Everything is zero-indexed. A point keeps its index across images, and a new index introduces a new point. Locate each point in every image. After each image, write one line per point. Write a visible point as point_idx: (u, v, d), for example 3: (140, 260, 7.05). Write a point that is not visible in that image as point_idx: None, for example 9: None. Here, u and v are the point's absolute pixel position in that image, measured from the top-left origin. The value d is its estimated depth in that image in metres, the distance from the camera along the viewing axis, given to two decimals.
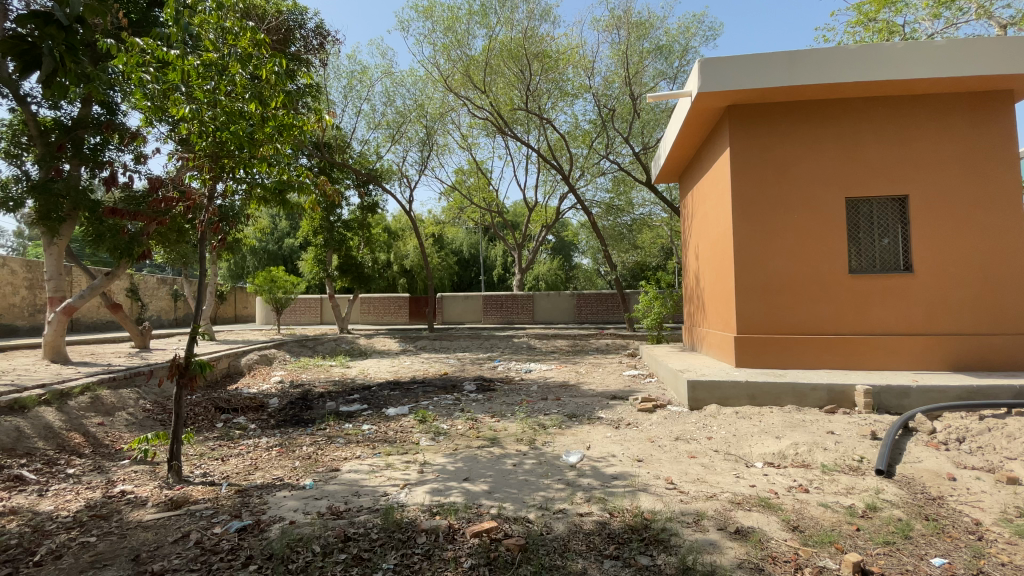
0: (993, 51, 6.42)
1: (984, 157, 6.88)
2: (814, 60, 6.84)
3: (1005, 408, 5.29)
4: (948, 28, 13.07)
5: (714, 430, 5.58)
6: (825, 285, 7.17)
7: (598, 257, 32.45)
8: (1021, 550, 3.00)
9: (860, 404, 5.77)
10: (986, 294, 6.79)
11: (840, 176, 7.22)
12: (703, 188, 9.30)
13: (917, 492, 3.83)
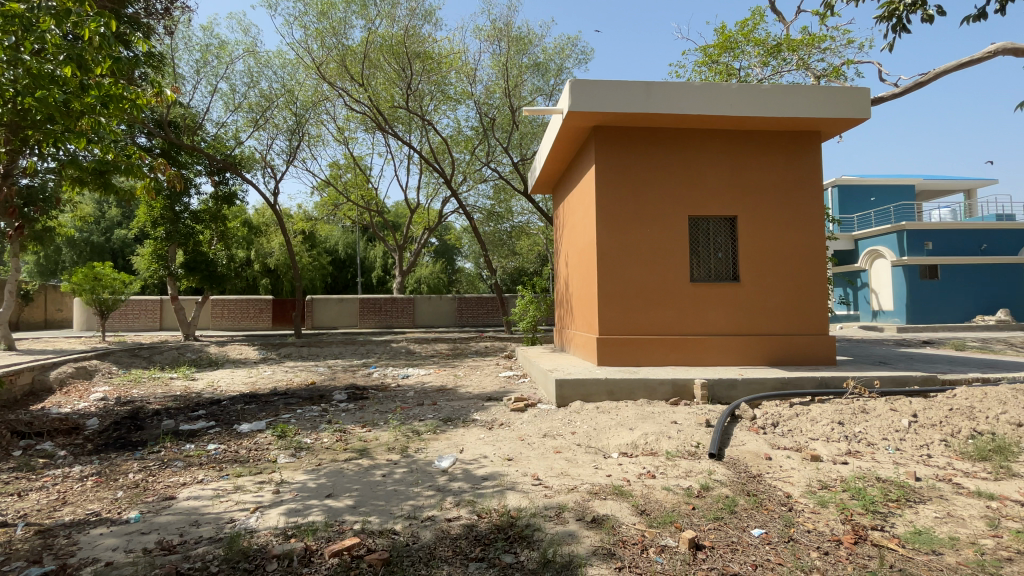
0: (799, 99, 7.82)
1: (792, 187, 8.34)
2: (666, 92, 7.71)
3: (810, 398, 6.47)
4: (774, 75, 15.66)
5: (577, 425, 5.96)
6: (673, 292, 8.11)
7: (480, 261, 32.94)
8: (820, 517, 3.55)
9: (699, 395, 6.60)
10: (792, 300, 8.22)
11: (686, 196, 8.23)
12: (573, 200, 9.95)
13: (741, 471, 4.47)
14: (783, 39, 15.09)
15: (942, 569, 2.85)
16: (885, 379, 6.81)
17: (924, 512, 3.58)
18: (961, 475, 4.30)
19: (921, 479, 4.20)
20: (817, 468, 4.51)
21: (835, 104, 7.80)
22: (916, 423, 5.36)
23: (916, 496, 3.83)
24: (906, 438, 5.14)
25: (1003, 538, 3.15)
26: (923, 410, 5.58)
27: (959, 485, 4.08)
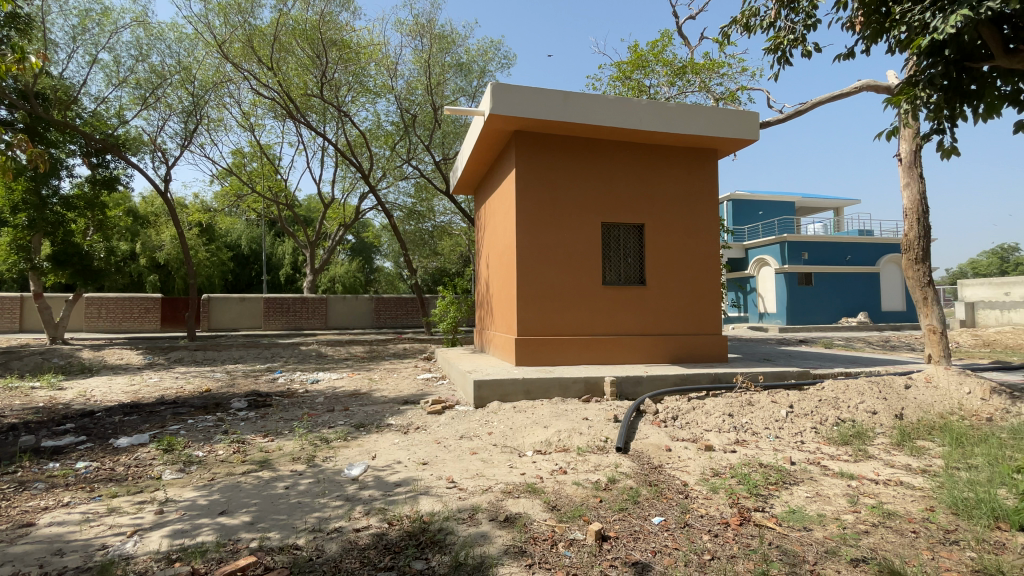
0: (700, 118, 8.51)
1: (693, 198, 9.04)
2: (582, 102, 8.02)
3: (706, 393, 7.06)
4: (679, 94, 16.91)
5: (494, 425, 6.01)
6: (586, 294, 8.46)
7: (399, 260, 32.12)
8: (711, 502, 3.89)
9: (608, 392, 6.94)
10: (691, 303, 8.91)
11: (599, 203, 8.62)
12: (493, 203, 10.05)
13: (644, 463, 4.76)
14: (688, 62, 16.34)
15: (810, 541, 3.22)
16: (768, 374, 7.60)
17: (798, 492, 4.03)
18: (827, 458, 4.90)
19: (795, 463, 4.73)
20: (710, 457, 4.92)
21: (730, 126, 8.58)
22: (792, 413, 6.04)
23: (791, 479, 4.31)
24: (784, 427, 5.76)
25: (857, 510, 3.63)
26: (798, 401, 6.29)
27: (825, 467, 4.65)
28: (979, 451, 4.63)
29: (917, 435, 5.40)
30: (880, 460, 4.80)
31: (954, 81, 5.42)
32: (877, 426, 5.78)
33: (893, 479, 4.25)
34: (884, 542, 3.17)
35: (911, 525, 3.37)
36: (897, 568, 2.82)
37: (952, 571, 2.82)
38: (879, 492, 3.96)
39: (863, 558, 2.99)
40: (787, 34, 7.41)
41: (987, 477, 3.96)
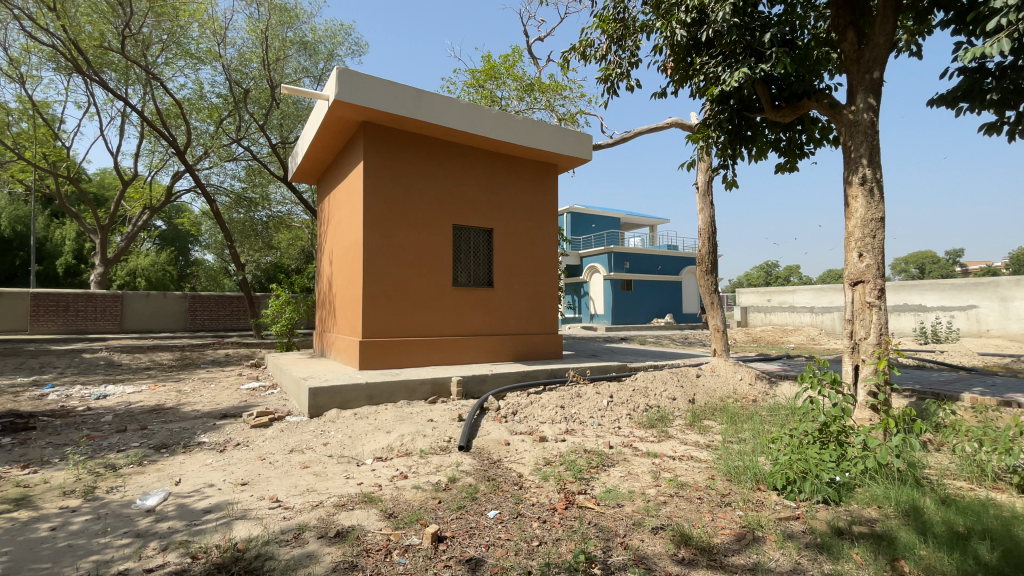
0: (544, 133, 9.15)
1: (537, 207, 9.66)
2: (435, 102, 8.00)
3: (543, 387, 7.60)
4: (527, 109, 17.98)
5: (331, 435, 5.61)
6: (435, 295, 8.44)
7: (223, 253, 28.12)
8: (541, 490, 4.18)
9: (454, 392, 7.01)
10: (534, 304, 9.51)
11: (451, 204, 8.68)
12: (338, 196, 9.41)
13: (484, 459, 4.92)
14: (535, 80, 17.50)
15: (622, 516, 3.66)
16: (594, 368, 8.49)
17: (614, 473, 4.57)
18: (638, 440, 5.65)
19: (613, 447, 5.35)
20: (544, 447, 5.29)
21: (569, 143, 9.38)
22: (612, 403, 6.83)
23: (609, 461, 4.86)
24: (606, 415, 6.49)
25: (659, 484, 4.24)
26: (617, 391, 7.15)
27: (636, 448, 5.34)
28: (744, 426, 5.79)
29: (704, 416, 6.55)
30: (677, 439, 5.69)
31: (736, 126, 6.72)
32: (676, 410, 6.86)
33: (686, 454, 5.07)
34: (677, 509, 3.76)
35: (698, 492, 4.04)
36: (686, 530, 3.35)
37: (725, 527, 3.43)
38: (675, 467, 4.69)
39: (661, 525, 3.49)
40: (615, 68, 8.37)
41: (750, 447, 4.97)
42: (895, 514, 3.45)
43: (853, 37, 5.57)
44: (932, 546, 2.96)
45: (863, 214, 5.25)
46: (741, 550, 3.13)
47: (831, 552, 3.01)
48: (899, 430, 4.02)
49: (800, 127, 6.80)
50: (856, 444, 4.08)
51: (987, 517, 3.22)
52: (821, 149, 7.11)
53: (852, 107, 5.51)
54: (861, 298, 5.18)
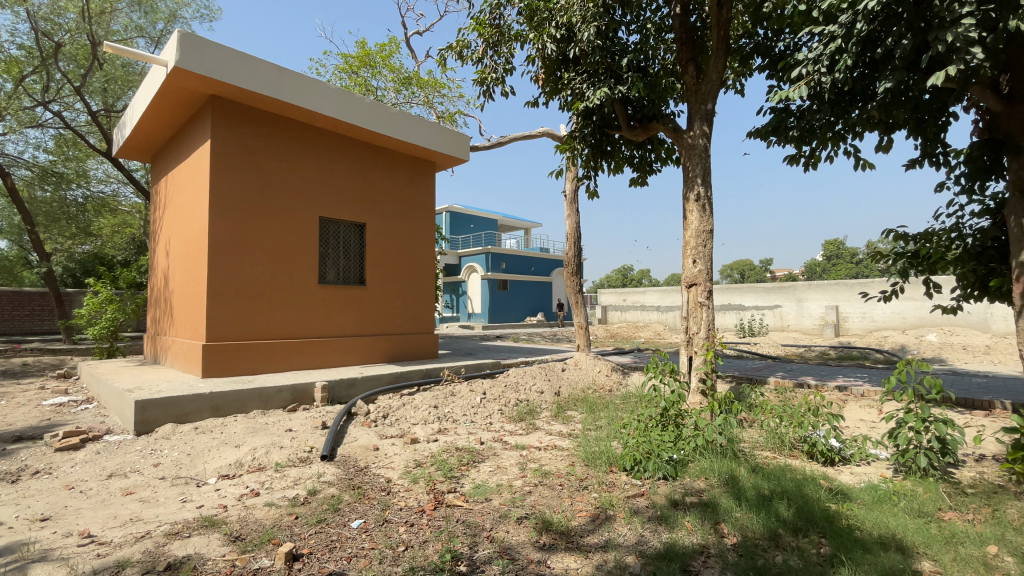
0: (420, 128, 8.99)
1: (412, 203, 9.45)
2: (300, 84, 7.40)
3: (416, 388, 7.48)
4: (404, 103, 17.52)
5: (164, 454, 4.86)
6: (297, 293, 7.80)
7: (19, 240, 22.73)
8: (410, 493, 4.10)
9: (318, 398, 6.55)
10: (408, 302, 9.28)
11: (317, 195, 8.10)
12: (179, 177, 8.21)
13: (350, 467, 4.68)
14: (413, 74, 17.15)
15: (489, 511, 3.75)
16: (468, 367, 8.58)
17: (483, 468, 4.67)
18: (507, 434, 5.84)
19: (484, 442, 5.47)
20: (414, 449, 5.20)
21: (445, 141, 9.35)
22: (484, 399, 6.98)
23: (479, 457, 4.95)
24: (478, 412, 6.60)
25: (525, 475, 4.43)
26: (489, 388, 7.31)
27: (505, 442, 5.53)
28: (601, 414, 6.33)
29: (567, 407, 7.01)
30: (543, 430, 6.01)
31: (597, 141, 7.31)
32: (543, 402, 7.25)
33: (551, 444, 5.38)
34: (540, 497, 3.96)
35: (559, 480, 4.31)
36: (547, 517, 3.54)
37: (582, 510, 3.71)
38: (541, 457, 4.95)
39: (525, 515, 3.65)
40: (491, 72, 8.54)
41: (605, 433, 5.44)
42: (718, 483, 4.03)
43: (693, 71, 6.40)
44: (745, 509, 3.52)
45: (697, 226, 6.07)
46: (595, 530, 3.41)
47: (668, 522, 3.43)
48: (722, 411, 4.73)
49: (649, 147, 7.63)
50: (690, 424, 4.71)
51: (784, 479, 3.92)
52: (666, 167, 8.05)
53: (691, 132, 6.34)
54: (695, 299, 5.98)
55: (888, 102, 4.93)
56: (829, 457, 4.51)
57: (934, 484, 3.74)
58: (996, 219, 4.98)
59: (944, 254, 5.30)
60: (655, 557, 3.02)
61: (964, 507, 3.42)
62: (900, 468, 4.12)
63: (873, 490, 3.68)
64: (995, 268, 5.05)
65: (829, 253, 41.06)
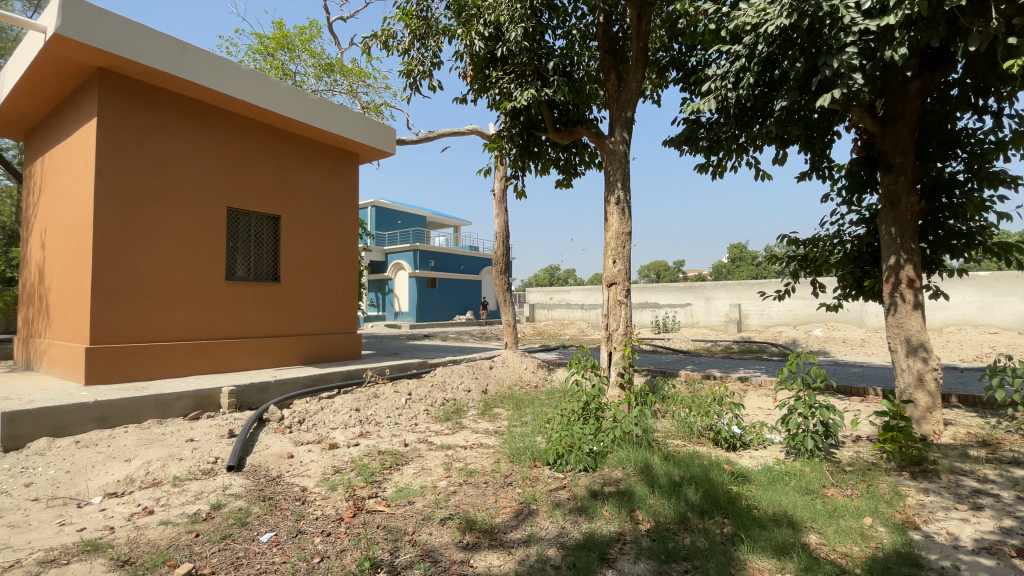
0: (342, 119, 8.60)
1: (333, 197, 9.01)
2: (206, 62, 6.79)
3: (336, 391, 7.15)
4: (326, 91, 16.69)
5: (36, 472, 4.25)
6: (200, 290, 7.15)
7: None
8: (328, 501, 3.91)
9: (224, 405, 6.05)
10: (328, 301, 8.84)
11: (226, 185, 7.48)
12: (57, 158, 7.23)
13: (260, 477, 4.37)
14: (335, 61, 16.37)
15: (411, 514, 3.67)
16: (393, 367, 8.34)
17: (407, 471, 4.56)
18: (433, 435, 5.75)
19: (408, 444, 5.34)
20: (333, 455, 4.96)
21: (369, 134, 9.01)
22: (409, 400, 6.82)
23: (403, 460, 4.83)
24: (402, 413, 6.44)
25: (450, 475, 4.39)
26: (414, 389, 7.15)
27: (430, 443, 5.44)
28: (527, 410, 6.43)
29: (494, 404, 7.04)
30: (469, 428, 5.99)
31: (525, 142, 7.40)
32: (470, 401, 7.23)
33: (476, 442, 5.37)
34: (465, 496, 3.95)
35: (484, 478, 4.32)
36: (471, 516, 3.53)
37: (505, 506, 3.74)
38: (466, 455, 4.93)
39: (449, 515, 3.61)
40: (418, 65, 8.37)
41: (530, 429, 5.54)
42: (634, 472, 4.24)
43: (615, 79, 6.67)
44: (658, 495, 3.73)
45: (617, 228, 6.34)
46: (518, 526, 3.45)
47: (588, 513, 3.55)
48: (638, 403, 4.99)
49: (574, 150, 7.85)
50: (609, 416, 4.92)
51: (693, 466, 4.21)
52: (590, 170, 8.33)
53: (613, 138, 6.60)
54: (615, 297, 6.24)
55: (784, 119, 5.41)
56: (731, 443, 4.90)
57: (818, 464, 4.18)
58: (869, 227, 5.67)
59: (827, 257, 5.96)
60: (575, 548, 3.11)
61: (843, 483, 3.86)
62: (791, 451, 4.57)
63: (768, 472, 4.05)
64: (869, 271, 5.74)
65: (734, 256, 44.69)
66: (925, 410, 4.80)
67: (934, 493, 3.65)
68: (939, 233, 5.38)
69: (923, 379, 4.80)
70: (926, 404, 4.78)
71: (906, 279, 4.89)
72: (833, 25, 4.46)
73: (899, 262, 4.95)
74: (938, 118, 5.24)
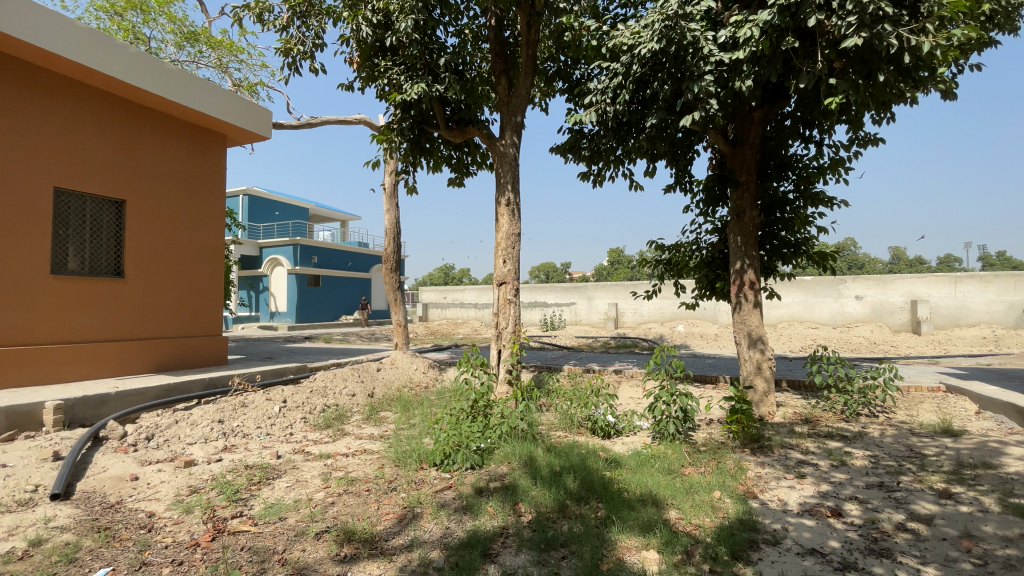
0: (207, 95, 7.67)
1: (195, 183, 8.00)
2: (26, 11, 5.63)
3: (196, 401, 6.36)
4: (189, 62, 14.77)
5: None
6: (14, 286, 5.90)
7: None
8: (182, 525, 3.45)
9: (49, 423, 5.06)
10: (187, 300, 7.81)
11: (53, 160, 6.26)
12: None
13: (96, 505, 3.74)
14: (201, 30, 14.53)
15: (283, 531, 3.38)
16: (266, 373, 7.62)
17: (279, 485, 4.19)
18: (311, 444, 5.36)
19: (282, 456, 4.92)
20: (190, 473, 4.39)
21: (238, 115, 8.16)
22: (285, 407, 6.29)
23: (275, 473, 4.43)
24: (276, 422, 5.92)
25: (328, 486, 4.12)
26: (291, 395, 6.61)
27: (308, 453, 5.06)
28: (415, 412, 6.28)
29: (380, 408, 6.77)
30: (352, 435, 5.69)
31: (416, 136, 7.23)
32: (354, 406, 6.87)
33: (360, 449, 5.11)
34: (344, 506, 3.73)
35: (366, 485, 4.12)
36: (350, 527, 3.34)
37: (388, 513, 3.61)
38: (347, 463, 4.67)
39: (326, 528, 3.39)
40: (298, 45, 7.76)
41: (418, 431, 5.42)
42: (518, 466, 4.35)
43: (505, 82, 6.81)
44: (540, 486, 3.87)
45: (507, 228, 6.47)
46: (400, 531, 3.35)
47: (472, 510, 3.56)
48: (524, 399, 5.15)
49: (466, 150, 7.85)
50: (497, 413, 5.00)
51: (573, 456, 4.44)
52: (481, 171, 8.39)
53: (503, 140, 6.72)
54: (504, 296, 6.36)
55: (654, 135, 5.95)
56: (606, 431, 5.27)
57: (679, 446, 4.66)
58: (721, 236, 6.47)
59: (687, 261, 6.69)
60: (459, 547, 3.10)
61: (698, 462, 4.34)
62: (657, 435, 5.03)
63: (638, 456, 4.43)
64: (720, 274, 6.54)
65: (615, 259, 48.26)
66: (763, 394, 5.59)
67: (769, 465, 4.26)
68: (774, 243, 6.30)
69: (761, 367, 5.59)
70: (763, 389, 5.59)
71: (748, 281, 5.66)
72: (695, 53, 5.01)
73: (743, 266, 5.71)
74: (775, 143, 6.14)
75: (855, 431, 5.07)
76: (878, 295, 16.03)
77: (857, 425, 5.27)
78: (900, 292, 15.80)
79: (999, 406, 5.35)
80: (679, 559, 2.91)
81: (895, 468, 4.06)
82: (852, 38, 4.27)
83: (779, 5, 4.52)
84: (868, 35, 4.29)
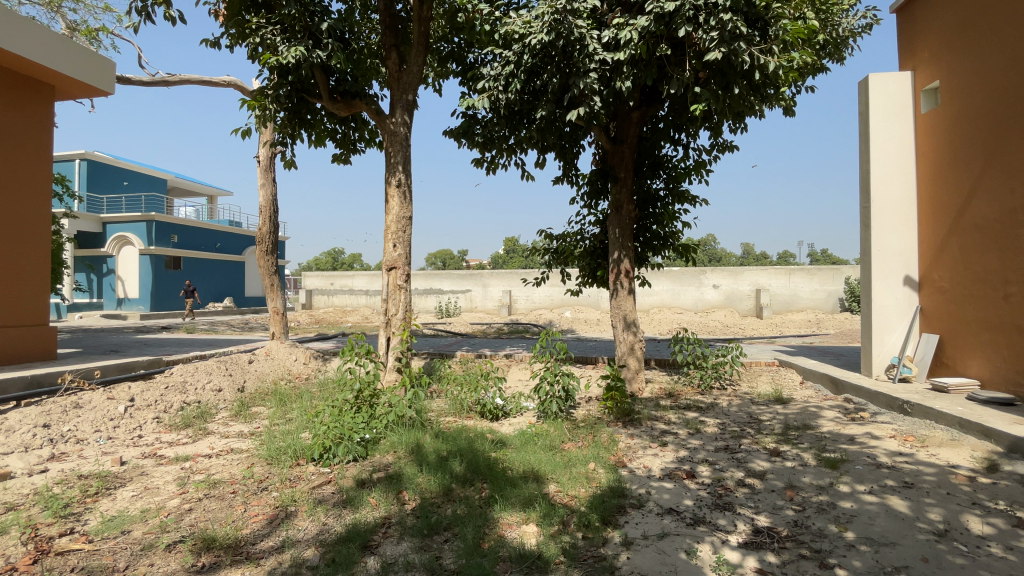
0: (35, 38, 6.34)
1: (12, 142, 6.55)
2: None
3: (12, 403, 5.31)
4: None
5: None
6: None
7: None
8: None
9: None
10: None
11: None
12: None
13: None
14: None
15: (125, 546, 2.95)
16: (109, 368, 6.55)
17: (122, 494, 3.65)
18: (164, 447, 4.73)
19: (126, 462, 4.28)
20: (4, 489, 3.68)
21: (72, 65, 6.83)
22: (132, 407, 5.47)
23: (117, 482, 3.84)
24: (120, 425, 5.13)
25: (184, 491, 3.67)
26: (140, 393, 5.76)
27: (160, 456, 4.47)
28: (292, 406, 5.85)
29: (252, 403, 6.20)
30: (217, 434, 5.13)
31: (294, 105, 6.63)
32: (220, 402, 6.21)
33: (225, 448, 4.63)
34: (203, 513, 3.36)
35: (232, 487, 3.74)
36: (210, 533, 3.02)
37: (257, 515, 3.33)
38: (209, 465, 4.20)
39: (180, 538, 3.02)
40: None
41: (294, 426, 5.05)
42: (405, 454, 4.27)
43: (396, 58, 6.49)
44: (426, 472, 3.83)
45: (397, 212, 6.24)
46: (270, 533, 3.10)
47: (353, 504, 3.42)
48: (413, 386, 5.01)
49: (353, 124, 7.39)
50: (384, 402, 4.80)
51: (460, 440, 4.45)
52: (370, 148, 7.97)
53: (393, 118, 6.43)
54: (394, 282, 6.15)
55: (544, 127, 6.11)
56: (494, 414, 5.39)
57: (560, 423, 4.92)
58: (603, 228, 6.91)
59: (573, 249, 7.03)
60: (336, 542, 2.95)
61: (576, 437, 4.63)
62: (541, 415, 5.26)
63: (522, 435, 4.59)
64: (601, 263, 6.98)
65: (509, 247, 49.44)
66: (634, 371, 6.12)
67: (637, 436, 4.68)
68: (647, 236, 6.86)
69: (633, 348, 6.10)
70: (635, 367, 6.12)
71: (623, 270, 6.12)
72: (582, 50, 5.20)
73: (620, 256, 6.15)
74: (650, 144, 6.68)
75: (709, 403, 5.77)
76: (731, 284, 18.40)
77: (710, 397, 6.00)
78: (748, 282, 18.30)
79: (817, 376, 6.46)
80: (555, 530, 3.08)
81: (739, 433, 4.69)
82: (714, 50, 4.73)
83: (655, 12, 4.88)
84: (727, 49, 4.80)
